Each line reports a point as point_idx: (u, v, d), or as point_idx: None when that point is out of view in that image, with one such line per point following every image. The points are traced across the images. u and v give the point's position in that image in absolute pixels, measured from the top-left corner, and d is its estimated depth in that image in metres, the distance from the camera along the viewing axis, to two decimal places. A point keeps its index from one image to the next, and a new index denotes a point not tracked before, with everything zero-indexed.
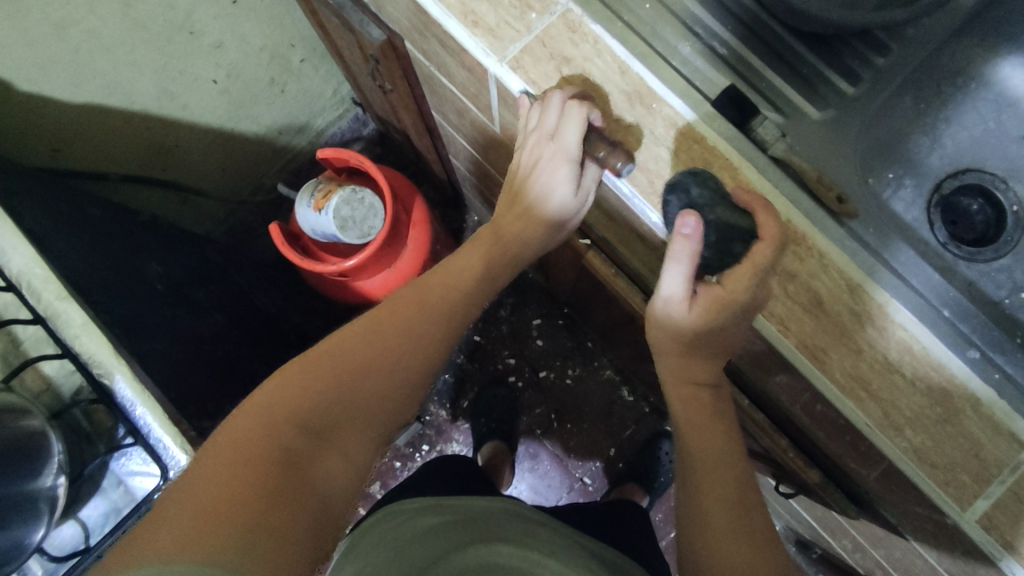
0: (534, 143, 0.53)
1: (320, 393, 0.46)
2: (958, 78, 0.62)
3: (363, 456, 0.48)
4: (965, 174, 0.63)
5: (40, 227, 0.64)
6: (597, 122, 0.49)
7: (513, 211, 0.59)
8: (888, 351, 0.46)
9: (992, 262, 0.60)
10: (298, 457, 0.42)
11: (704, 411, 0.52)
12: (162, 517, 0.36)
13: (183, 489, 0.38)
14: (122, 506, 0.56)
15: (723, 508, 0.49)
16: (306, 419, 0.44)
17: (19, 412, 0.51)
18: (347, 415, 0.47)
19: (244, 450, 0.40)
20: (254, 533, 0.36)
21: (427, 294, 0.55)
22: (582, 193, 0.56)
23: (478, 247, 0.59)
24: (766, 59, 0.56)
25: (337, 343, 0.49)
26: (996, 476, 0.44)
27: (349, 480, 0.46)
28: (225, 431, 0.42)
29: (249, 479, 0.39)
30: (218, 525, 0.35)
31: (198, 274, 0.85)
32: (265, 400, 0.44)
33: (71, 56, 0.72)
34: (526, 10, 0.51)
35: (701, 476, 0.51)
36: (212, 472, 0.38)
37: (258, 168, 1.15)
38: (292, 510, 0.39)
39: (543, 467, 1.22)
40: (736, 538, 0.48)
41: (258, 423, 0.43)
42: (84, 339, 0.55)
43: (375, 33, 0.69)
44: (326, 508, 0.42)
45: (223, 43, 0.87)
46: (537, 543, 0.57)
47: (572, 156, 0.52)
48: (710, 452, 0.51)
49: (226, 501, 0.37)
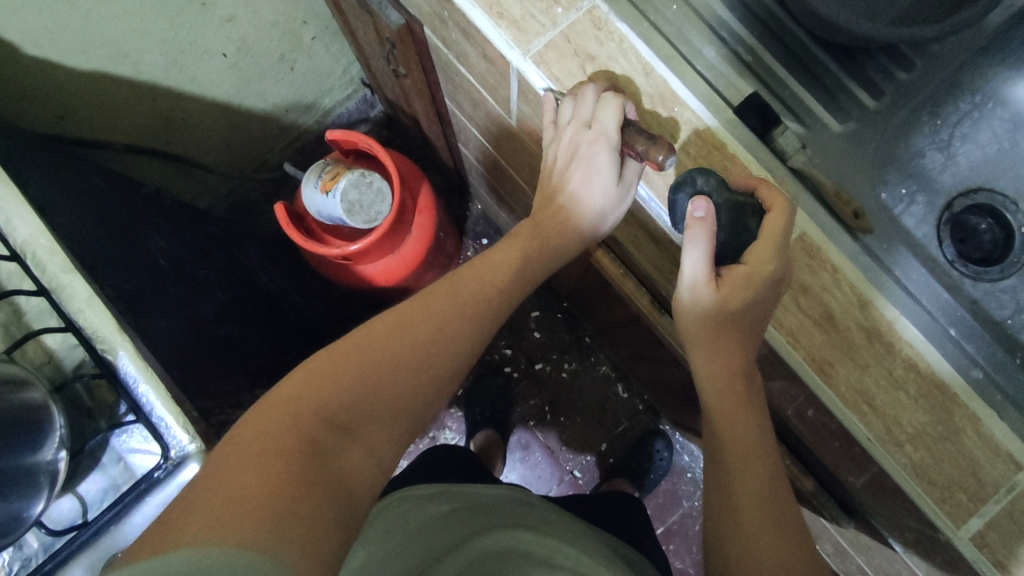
0: (569, 136, 0.53)
1: (347, 390, 0.46)
2: (977, 96, 0.62)
3: (387, 449, 0.47)
4: (976, 193, 0.63)
5: (44, 196, 0.63)
6: (632, 116, 0.49)
7: (554, 206, 0.58)
8: (895, 369, 0.46)
9: (997, 282, 0.61)
10: (324, 449, 0.42)
11: (736, 393, 0.50)
12: (189, 508, 0.36)
13: (213, 477, 0.38)
14: (121, 482, 0.56)
15: (754, 505, 0.48)
16: (331, 413, 0.44)
17: (21, 384, 0.51)
18: (374, 412, 0.47)
19: (272, 443, 0.40)
20: (286, 515, 0.36)
21: (459, 288, 0.54)
22: (625, 184, 0.54)
23: (518, 242, 0.58)
24: (789, 67, 0.56)
25: (364, 340, 0.49)
26: (992, 495, 0.45)
27: (372, 474, 0.45)
28: (251, 420, 0.42)
29: (275, 468, 0.38)
30: (251, 510, 0.35)
31: (200, 249, 0.85)
32: (291, 392, 0.44)
33: (81, 22, 0.71)
34: (552, 5, 0.51)
35: (734, 470, 0.49)
36: (237, 463, 0.38)
37: (264, 145, 1.14)
38: (319, 498, 0.39)
39: (535, 458, 1.23)
40: (764, 533, 0.47)
41: (283, 414, 0.42)
42: (88, 313, 0.55)
43: (393, 17, 0.68)
44: (350, 498, 0.42)
45: (236, 17, 0.86)
46: (553, 529, 0.58)
47: (611, 144, 0.50)
48: (741, 447, 0.49)
49: (257, 487, 0.37)
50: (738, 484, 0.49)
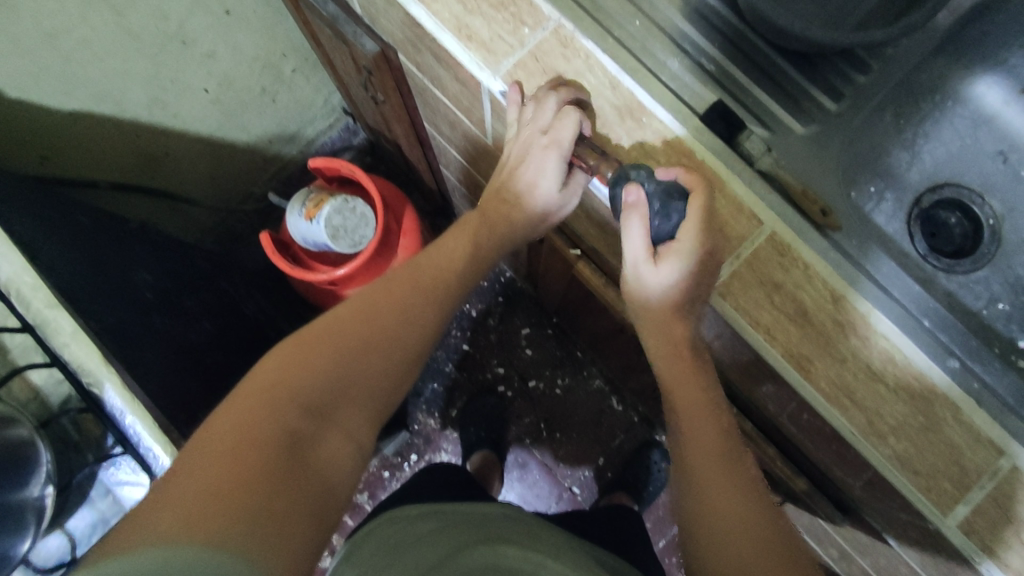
0: (526, 136, 0.54)
1: (323, 373, 0.46)
2: (938, 95, 0.65)
3: (366, 434, 0.48)
4: (942, 188, 0.66)
5: (28, 238, 0.63)
6: (586, 131, 0.51)
7: (500, 199, 0.60)
8: (872, 360, 0.47)
9: (971, 274, 0.63)
10: (302, 439, 0.42)
11: (691, 385, 0.50)
12: (163, 500, 0.36)
13: (187, 468, 0.38)
14: (109, 515, 0.67)
15: (720, 480, 0.47)
16: (307, 398, 0.44)
17: (11, 422, 0.58)
18: (349, 394, 0.47)
19: (248, 435, 0.40)
20: (259, 514, 0.37)
21: (420, 276, 0.55)
22: (570, 189, 0.57)
23: (466, 231, 0.60)
24: (751, 74, 0.57)
25: (333, 322, 0.49)
26: (976, 481, 0.45)
27: (349, 462, 0.46)
28: (227, 407, 0.42)
29: (254, 462, 0.39)
30: (224, 511, 0.36)
31: (188, 282, 0.85)
32: (265, 379, 0.44)
33: (62, 64, 0.72)
34: (519, 25, 0.53)
35: (694, 454, 0.49)
36: (213, 455, 0.38)
37: (249, 177, 1.16)
38: (294, 494, 0.40)
39: (532, 477, 1.23)
40: (726, 492, 0.47)
41: (260, 404, 0.42)
42: (72, 346, 0.62)
43: (368, 45, 0.70)
44: (327, 489, 0.43)
45: (216, 53, 0.88)
46: (542, 545, 0.56)
47: (562, 153, 0.53)
48: (697, 412, 0.50)
49: (231, 484, 0.37)
50: (693, 450, 0.49)
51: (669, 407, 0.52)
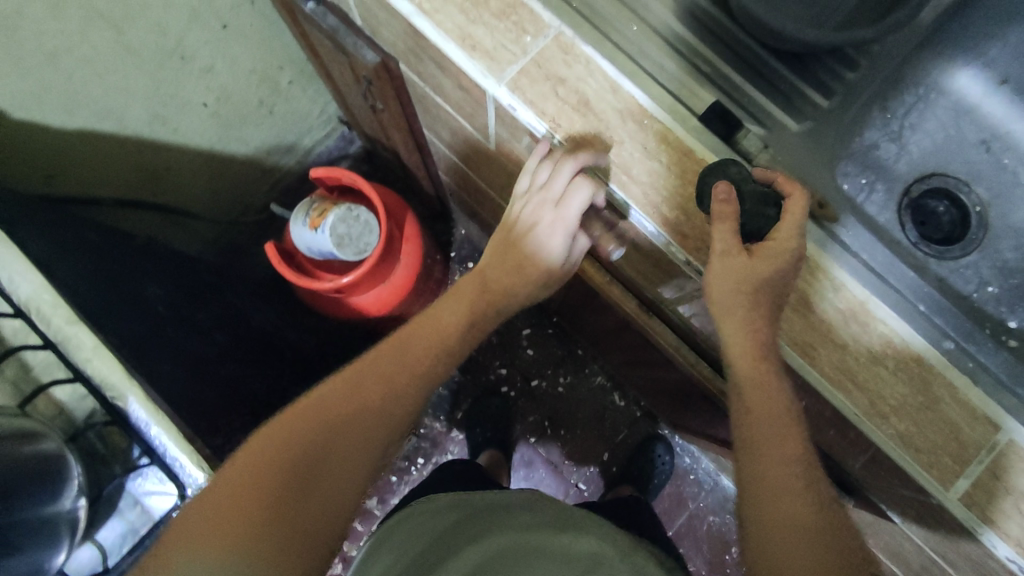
0: (535, 205, 0.58)
1: (312, 441, 0.55)
2: (920, 88, 0.68)
3: (354, 490, 0.57)
4: (930, 177, 0.69)
5: (44, 257, 0.64)
6: (598, 201, 0.55)
7: (503, 267, 0.62)
8: (872, 345, 0.49)
9: (961, 259, 0.66)
10: (291, 498, 0.52)
11: (770, 394, 0.49)
12: (182, 541, 0.48)
13: (200, 513, 0.50)
14: (138, 526, 0.66)
15: (788, 492, 0.49)
16: (300, 464, 0.53)
17: (41, 436, 0.59)
18: (339, 458, 0.56)
19: (247, 488, 0.51)
20: (243, 557, 0.48)
21: (407, 346, 0.62)
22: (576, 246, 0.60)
23: (462, 299, 0.64)
24: (745, 74, 0.59)
25: (321, 398, 0.57)
26: (975, 456, 0.47)
27: (335, 520, 0.55)
28: (247, 454, 0.54)
29: (243, 516, 0.49)
30: (219, 551, 0.47)
31: (197, 295, 0.87)
32: (270, 448, 0.54)
33: (64, 84, 0.73)
34: (521, 34, 0.54)
35: (769, 472, 0.50)
36: (218, 507, 0.50)
37: (249, 189, 1.17)
38: (281, 538, 0.50)
39: (539, 474, 1.24)
40: (797, 508, 0.49)
41: (259, 469, 0.52)
42: (95, 362, 0.62)
43: (368, 56, 0.72)
44: (314, 535, 0.53)
45: (214, 67, 0.89)
46: (570, 519, 0.57)
47: (569, 225, 0.57)
48: (771, 420, 0.50)
49: (227, 533, 0.48)
50: (769, 462, 0.50)
51: (741, 415, 0.52)
